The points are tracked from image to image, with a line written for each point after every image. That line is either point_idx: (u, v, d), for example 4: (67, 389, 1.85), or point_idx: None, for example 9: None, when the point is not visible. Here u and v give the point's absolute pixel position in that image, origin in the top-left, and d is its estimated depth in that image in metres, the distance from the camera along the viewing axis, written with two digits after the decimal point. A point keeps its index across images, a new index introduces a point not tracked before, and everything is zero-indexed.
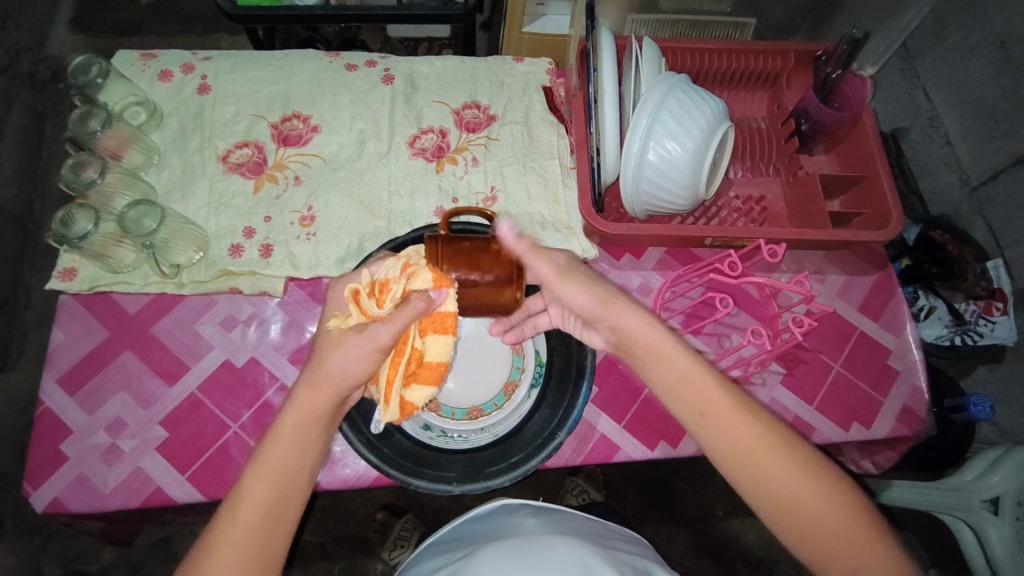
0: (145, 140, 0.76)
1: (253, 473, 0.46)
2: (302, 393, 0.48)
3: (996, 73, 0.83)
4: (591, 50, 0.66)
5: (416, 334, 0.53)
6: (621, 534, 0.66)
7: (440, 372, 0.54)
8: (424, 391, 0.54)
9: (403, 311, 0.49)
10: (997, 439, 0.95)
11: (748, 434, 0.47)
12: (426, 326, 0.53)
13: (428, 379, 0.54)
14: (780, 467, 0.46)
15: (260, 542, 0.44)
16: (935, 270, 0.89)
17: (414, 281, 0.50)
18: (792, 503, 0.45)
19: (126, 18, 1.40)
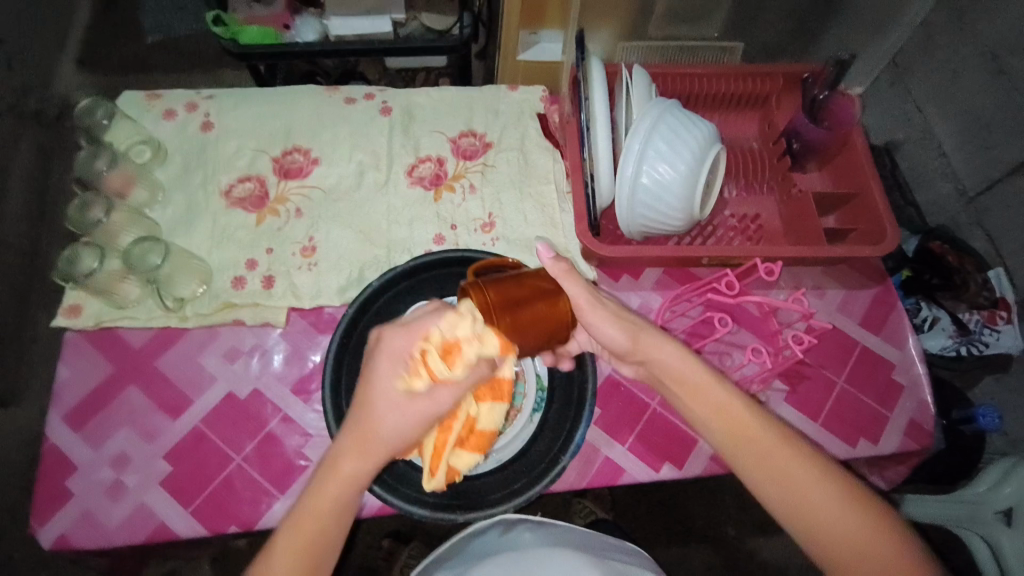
0: (149, 178, 0.77)
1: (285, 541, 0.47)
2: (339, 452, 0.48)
3: (986, 85, 0.85)
4: (583, 80, 0.68)
5: (474, 401, 0.53)
6: (616, 544, 0.65)
7: (488, 440, 0.55)
8: (471, 456, 0.54)
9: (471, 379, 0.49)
10: (1008, 450, 0.94)
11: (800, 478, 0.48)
12: (484, 395, 0.54)
13: (476, 447, 0.55)
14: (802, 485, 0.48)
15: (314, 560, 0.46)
16: (936, 280, 0.91)
17: (484, 346, 0.48)
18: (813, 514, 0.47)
19: (132, 58, 1.44)
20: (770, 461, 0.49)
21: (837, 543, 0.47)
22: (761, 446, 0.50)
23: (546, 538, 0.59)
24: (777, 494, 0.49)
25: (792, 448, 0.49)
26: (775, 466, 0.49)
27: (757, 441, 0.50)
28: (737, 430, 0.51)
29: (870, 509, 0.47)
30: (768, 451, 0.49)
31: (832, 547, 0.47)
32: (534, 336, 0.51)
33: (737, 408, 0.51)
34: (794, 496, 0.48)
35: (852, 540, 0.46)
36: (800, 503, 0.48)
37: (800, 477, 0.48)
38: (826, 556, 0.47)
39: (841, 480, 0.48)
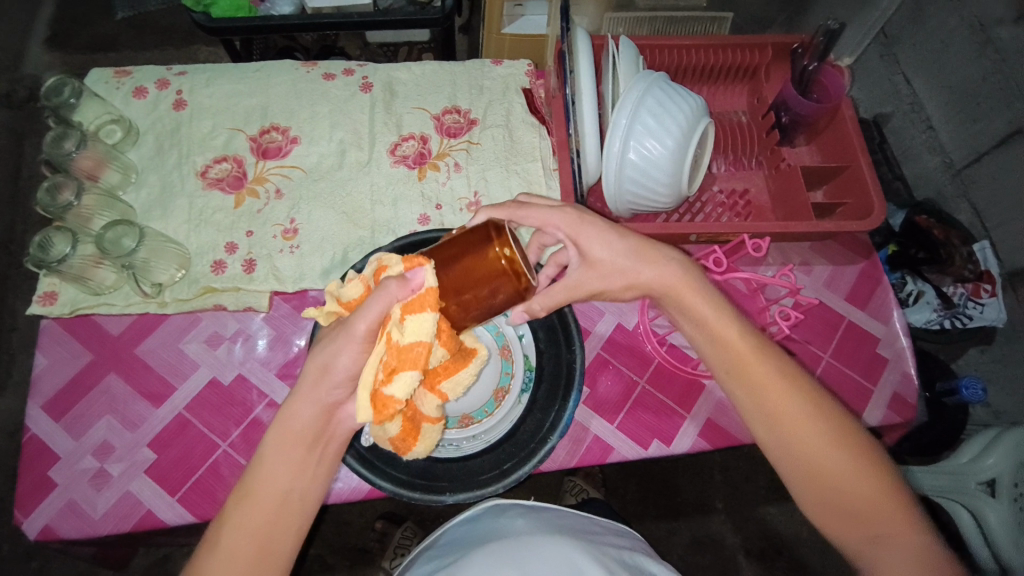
0: (122, 159, 0.75)
1: (238, 501, 0.46)
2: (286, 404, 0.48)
3: (976, 56, 0.83)
4: (568, 52, 0.66)
5: (394, 319, 0.45)
6: (608, 526, 0.66)
7: (420, 353, 0.45)
8: (403, 380, 0.45)
9: (376, 293, 0.45)
10: (991, 420, 0.96)
11: (797, 422, 0.49)
12: (403, 307, 0.45)
13: (409, 364, 0.45)
14: (794, 428, 0.49)
15: (278, 508, 0.46)
16: (922, 254, 0.90)
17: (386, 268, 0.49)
18: (800, 456, 0.49)
19: (102, 35, 1.38)
20: (772, 403, 0.50)
21: (823, 481, 0.48)
22: (764, 389, 0.50)
23: (538, 524, 0.59)
24: (769, 434, 0.50)
25: (791, 391, 0.50)
26: (776, 409, 0.50)
27: (762, 384, 0.50)
28: (738, 369, 0.51)
29: (860, 453, 0.48)
30: (771, 394, 0.50)
31: (808, 486, 0.49)
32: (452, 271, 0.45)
33: (747, 353, 0.51)
34: (777, 436, 0.50)
35: (837, 481, 0.48)
36: (793, 445, 0.49)
37: (790, 409, 0.49)
38: (802, 492, 0.50)
39: (837, 426, 0.49)
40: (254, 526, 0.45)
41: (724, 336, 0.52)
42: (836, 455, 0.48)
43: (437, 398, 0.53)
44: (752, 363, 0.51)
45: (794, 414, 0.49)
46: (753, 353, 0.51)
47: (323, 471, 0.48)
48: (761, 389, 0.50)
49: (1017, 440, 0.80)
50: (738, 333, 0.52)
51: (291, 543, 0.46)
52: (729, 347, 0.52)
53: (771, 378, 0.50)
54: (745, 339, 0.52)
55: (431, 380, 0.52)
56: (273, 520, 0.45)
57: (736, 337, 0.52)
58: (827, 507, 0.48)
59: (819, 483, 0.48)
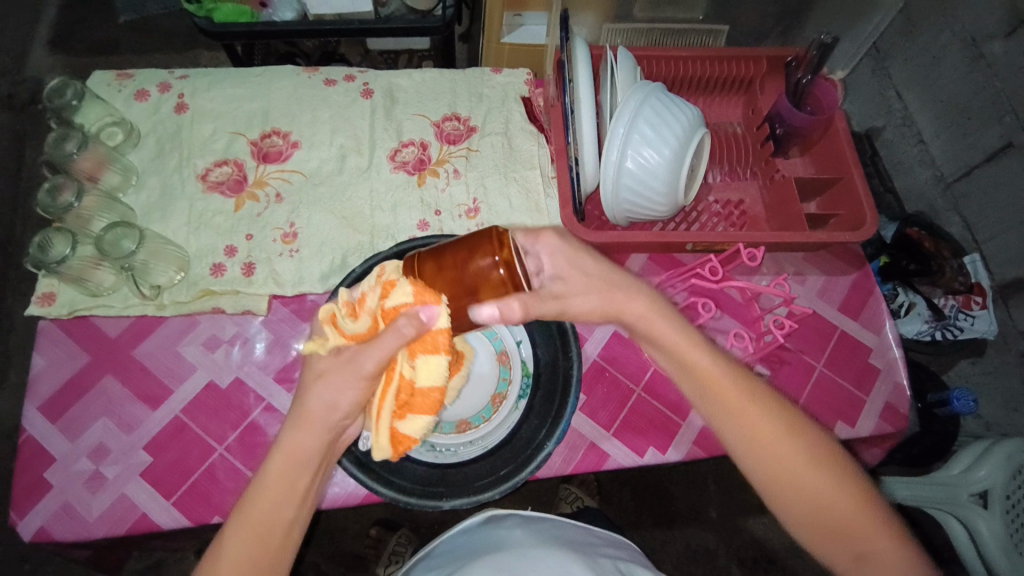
0: (122, 161, 0.75)
1: (238, 528, 0.45)
2: (289, 429, 0.47)
3: (967, 71, 0.85)
4: (567, 61, 0.67)
5: (405, 358, 0.47)
6: (605, 537, 0.66)
7: (435, 398, 0.48)
8: (419, 422, 0.48)
9: (389, 336, 0.45)
10: (981, 431, 0.97)
11: (773, 443, 0.50)
12: (416, 349, 0.47)
13: (423, 408, 0.48)
14: (770, 447, 0.50)
15: (275, 540, 0.45)
16: (912, 266, 0.93)
17: (390, 297, 0.47)
18: (780, 477, 0.49)
19: (103, 37, 1.39)
20: (749, 425, 0.51)
21: (804, 499, 0.49)
22: (741, 411, 0.51)
23: (535, 534, 0.59)
24: (750, 456, 0.51)
25: (765, 411, 0.51)
26: (755, 432, 0.50)
27: (738, 407, 0.51)
28: (711, 393, 0.52)
29: (837, 468, 0.49)
30: (750, 416, 0.51)
31: (791, 505, 0.50)
32: (455, 274, 0.46)
33: (719, 375, 0.52)
34: (757, 458, 0.50)
35: (817, 499, 0.49)
36: (774, 466, 0.50)
37: (766, 430, 0.50)
38: (786, 511, 0.50)
39: (813, 443, 0.50)
40: (254, 557, 0.45)
41: (694, 360, 0.53)
42: (815, 472, 0.49)
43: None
44: (725, 386, 0.52)
45: (770, 434, 0.50)
46: (725, 376, 0.52)
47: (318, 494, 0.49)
48: (736, 411, 0.51)
49: (1009, 452, 0.81)
50: (706, 356, 0.53)
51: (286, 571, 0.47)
52: (700, 371, 0.52)
53: (744, 399, 0.51)
54: (714, 362, 0.52)
55: None
56: (272, 553, 0.45)
57: (706, 361, 0.52)
58: (812, 526, 0.49)
59: (802, 502, 0.49)
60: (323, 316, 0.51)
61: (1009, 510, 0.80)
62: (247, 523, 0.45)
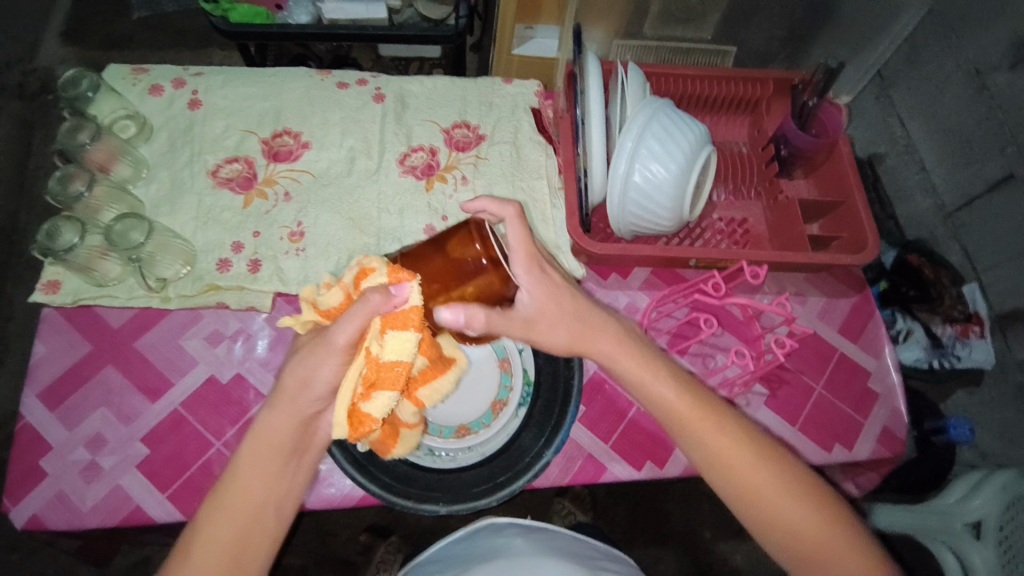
0: (134, 154, 0.75)
1: (210, 510, 0.47)
2: (261, 414, 0.49)
3: (971, 101, 0.87)
4: (579, 75, 0.68)
5: (375, 333, 0.46)
6: (603, 550, 0.65)
7: (400, 373, 0.46)
8: (382, 398, 0.46)
9: (357, 306, 0.45)
10: (977, 461, 0.97)
11: (744, 470, 0.51)
12: (385, 323, 0.45)
13: (387, 384, 0.46)
14: (744, 474, 0.51)
15: (250, 520, 0.47)
16: (912, 292, 0.95)
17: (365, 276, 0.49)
18: (755, 502, 0.50)
19: (117, 31, 1.40)
20: (718, 451, 0.52)
21: (780, 523, 0.50)
22: (714, 441, 0.52)
23: (537, 546, 0.59)
24: (725, 485, 0.52)
25: (735, 439, 0.52)
26: (726, 457, 0.51)
27: (710, 437, 0.52)
28: (682, 423, 0.53)
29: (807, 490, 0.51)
30: (722, 446, 0.51)
31: (769, 530, 0.50)
32: (438, 264, 0.46)
33: (688, 404, 0.53)
34: (732, 485, 0.51)
35: (790, 524, 0.50)
36: (741, 488, 0.51)
37: (737, 456, 0.51)
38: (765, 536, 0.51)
39: (783, 468, 0.51)
40: (227, 536, 0.46)
41: (658, 392, 0.53)
42: (787, 495, 0.50)
43: (414, 405, 0.54)
44: (693, 415, 0.52)
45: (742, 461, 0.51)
46: (694, 404, 0.53)
47: (299, 480, 0.50)
48: (707, 441, 0.52)
49: (1003, 483, 0.81)
50: (672, 387, 0.54)
51: (263, 554, 0.47)
52: (669, 398, 0.53)
53: (713, 428, 0.52)
54: (680, 392, 0.53)
55: (410, 387, 0.52)
56: (247, 530, 0.46)
57: (671, 392, 0.53)
58: (791, 549, 0.50)
59: (778, 526, 0.50)
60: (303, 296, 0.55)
61: (1002, 543, 0.78)
62: (220, 505, 0.47)
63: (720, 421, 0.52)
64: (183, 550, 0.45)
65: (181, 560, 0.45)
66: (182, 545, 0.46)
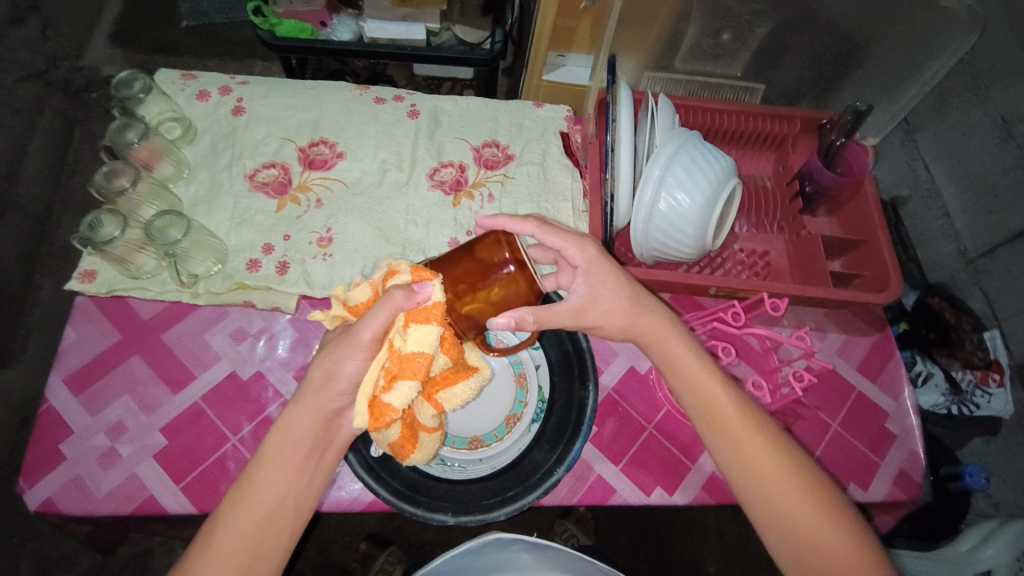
0: (177, 154, 0.78)
1: (232, 499, 0.47)
2: (287, 408, 0.51)
3: (996, 150, 0.87)
4: (611, 102, 0.70)
5: (399, 327, 0.49)
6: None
7: (420, 363, 0.48)
8: (402, 390, 0.48)
9: (382, 302, 0.48)
10: (991, 511, 0.95)
11: (771, 472, 0.51)
12: (408, 317, 0.48)
13: (407, 375, 0.48)
14: (770, 476, 0.51)
15: (271, 510, 0.47)
16: (932, 335, 0.92)
17: (392, 278, 0.52)
18: (776, 506, 0.50)
19: (165, 38, 1.46)
20: (747, 449, 0.52)
21: (798, 531, 0.49)
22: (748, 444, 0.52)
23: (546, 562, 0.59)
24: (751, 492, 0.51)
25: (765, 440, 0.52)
26: (753, 457, 0.52)
27: (745, 440, 0.52)
28: (716, 417, 0.53)
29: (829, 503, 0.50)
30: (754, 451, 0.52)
31: (786, 536, 0.50)
32: (465, 270, 0.48)
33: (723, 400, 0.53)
34: (755, 484, 0.51)
35: (811, 537, 0.49)
36: (764, 489, 0.51)
37: (766, 457, 0.51)
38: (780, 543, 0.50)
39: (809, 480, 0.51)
40: (249, 525, 0.47)
41: (699, 382, 0.54)
42: (809, 504, 0.50)
43: (433, 409, 0.54)
44: (728, 411, 0.53)
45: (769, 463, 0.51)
46: (732, 400, 0.54)
47: (318, 478, 0.50)
48: (737, 437, 0.52)
49: (1018, 533, 0.81)
50: (714, 380, 0.54)
51: (282, 545, 0.48)
52: (706, 391, 0.54)
53: (745, 426, 0.53)
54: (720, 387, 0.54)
55: (430, 389, 0.54)
56: (268, 520, 0.47)
57: (712, 385, 0.54)
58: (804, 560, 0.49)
59: (795, 534, 0.49)
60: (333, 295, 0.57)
61: None
62: (242, 495, 0.47)
63: (758, 426, 0.52)
64: (208, 537, 0.46)
65: (203, 546, 0.46)
66: (206, 534, 0.47)
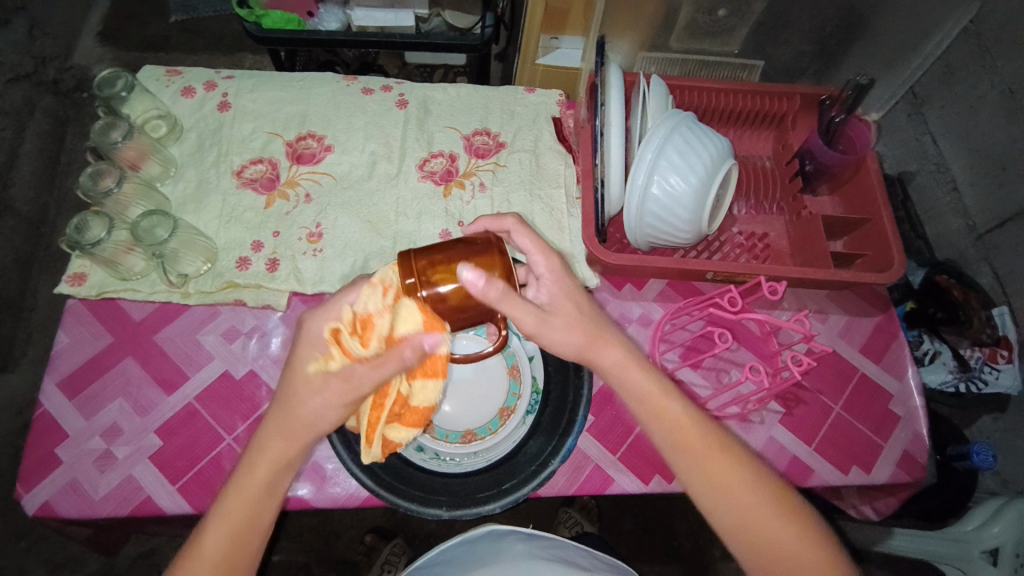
0: (164, 153, 0.78)
1: (215, 516, 0.48)
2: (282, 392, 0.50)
3: (1003, 122, 0.84)
4: (600, 86, 0.68)
5: (405, 378, 0.52)
6: (604, 562, 0.62)
7: (427, 415, 0.54)
8: (409, 432, 0.53)
9: (395, 361, 0.47)
10: (998, 489, 0.93)
11: (734, 487, 0.50)
12: (418, 372, 0.52)
13: (413, 422, 0.53)
14: (736, 492, 0.49)
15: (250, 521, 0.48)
16: (940, 314, 0.89)
17: (405, 329, 0.47)
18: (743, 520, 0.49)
19: (155, 35, 1.45)
20: (707, 469, 0.50)
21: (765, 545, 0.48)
22: (716, 465, 0.50)
23: (538, 552, 0.58)
24: (730, 518, 0.49)
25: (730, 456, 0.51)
26: (716, 475, 0.50)
27: (711, 465, 0.50)
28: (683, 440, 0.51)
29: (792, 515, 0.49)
30: (722, 470, 0.50)
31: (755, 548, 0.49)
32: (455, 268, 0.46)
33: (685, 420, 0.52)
34: (720, 499, 0.49)
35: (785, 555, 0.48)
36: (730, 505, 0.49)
37: (728, 475, 0.50)
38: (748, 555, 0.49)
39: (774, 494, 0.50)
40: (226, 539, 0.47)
41: (662, 407, 0.52)
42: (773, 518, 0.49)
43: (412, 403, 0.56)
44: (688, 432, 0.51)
45: (733, 481, 0.50)
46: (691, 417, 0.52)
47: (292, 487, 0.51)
48: (698, 457, 0.50)
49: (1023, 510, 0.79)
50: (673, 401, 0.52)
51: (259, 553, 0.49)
52: (667, 413, 0.52)
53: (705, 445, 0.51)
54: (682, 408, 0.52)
55: None
56: (245, 531, 0.48)
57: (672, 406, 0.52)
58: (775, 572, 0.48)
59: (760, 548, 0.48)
60: (325, 331, 0.49)
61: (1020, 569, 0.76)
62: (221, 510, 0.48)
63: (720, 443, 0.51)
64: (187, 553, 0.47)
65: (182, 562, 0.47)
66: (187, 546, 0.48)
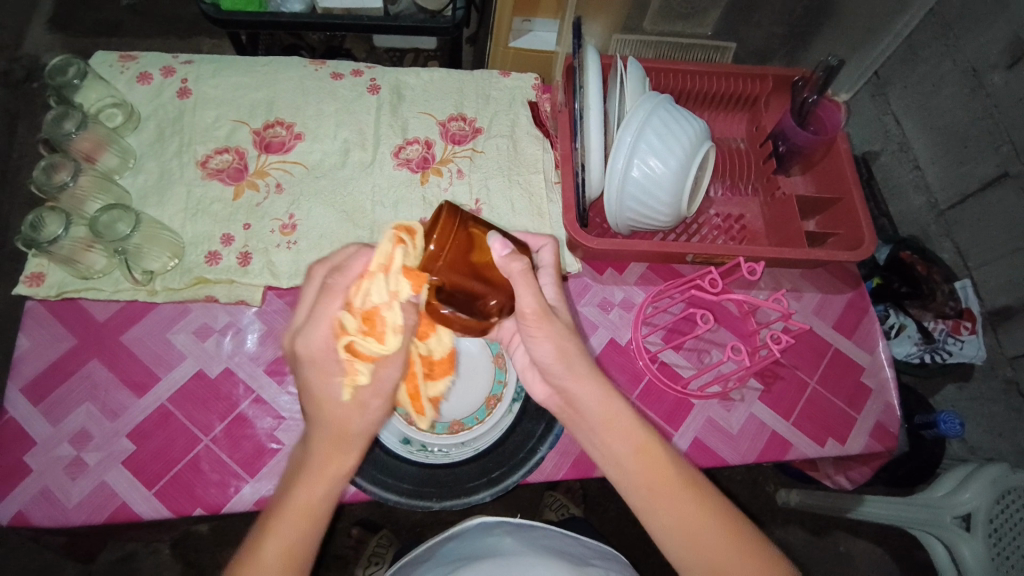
0: (121, 143, 0.73)
1: (280, 513, 0.45)
2: (321, 457, 0.46)
3: (966, 101, 0.86)
4: (578, 68, 0.67)
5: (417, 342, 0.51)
6: (592, 547, 0.62)
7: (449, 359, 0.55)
8: (441, 381, 0.55)
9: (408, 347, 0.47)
10: (964, 453, 0.98)
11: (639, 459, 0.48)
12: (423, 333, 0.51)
13: (444, 372, 0.55)
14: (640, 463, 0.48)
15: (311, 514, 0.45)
16: (904, 289, 0.93)
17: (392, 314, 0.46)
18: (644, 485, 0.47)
19: (105, 18, 1.36)
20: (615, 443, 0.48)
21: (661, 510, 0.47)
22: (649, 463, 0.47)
23: (528, 542, 0.57)
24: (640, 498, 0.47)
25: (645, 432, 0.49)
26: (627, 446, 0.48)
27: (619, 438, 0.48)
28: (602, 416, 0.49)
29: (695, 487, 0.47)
30: (676, 499, 0.47)
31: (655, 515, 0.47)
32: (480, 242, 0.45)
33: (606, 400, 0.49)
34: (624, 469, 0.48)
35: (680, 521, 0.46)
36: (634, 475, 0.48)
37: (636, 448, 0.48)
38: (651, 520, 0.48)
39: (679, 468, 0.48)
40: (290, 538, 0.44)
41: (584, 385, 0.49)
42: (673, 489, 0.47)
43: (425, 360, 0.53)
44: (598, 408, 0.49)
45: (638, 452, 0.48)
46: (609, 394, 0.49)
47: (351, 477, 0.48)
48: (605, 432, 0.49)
49: (994, 475, 0.78)
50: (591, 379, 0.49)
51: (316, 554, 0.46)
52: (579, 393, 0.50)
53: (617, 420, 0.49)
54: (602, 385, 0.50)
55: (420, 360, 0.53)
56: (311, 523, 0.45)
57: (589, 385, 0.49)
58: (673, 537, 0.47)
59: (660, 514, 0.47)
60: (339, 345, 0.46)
61: (991, 535, 0.76)
62: (283, 506, 0.45)
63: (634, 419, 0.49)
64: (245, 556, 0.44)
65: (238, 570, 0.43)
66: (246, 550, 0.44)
